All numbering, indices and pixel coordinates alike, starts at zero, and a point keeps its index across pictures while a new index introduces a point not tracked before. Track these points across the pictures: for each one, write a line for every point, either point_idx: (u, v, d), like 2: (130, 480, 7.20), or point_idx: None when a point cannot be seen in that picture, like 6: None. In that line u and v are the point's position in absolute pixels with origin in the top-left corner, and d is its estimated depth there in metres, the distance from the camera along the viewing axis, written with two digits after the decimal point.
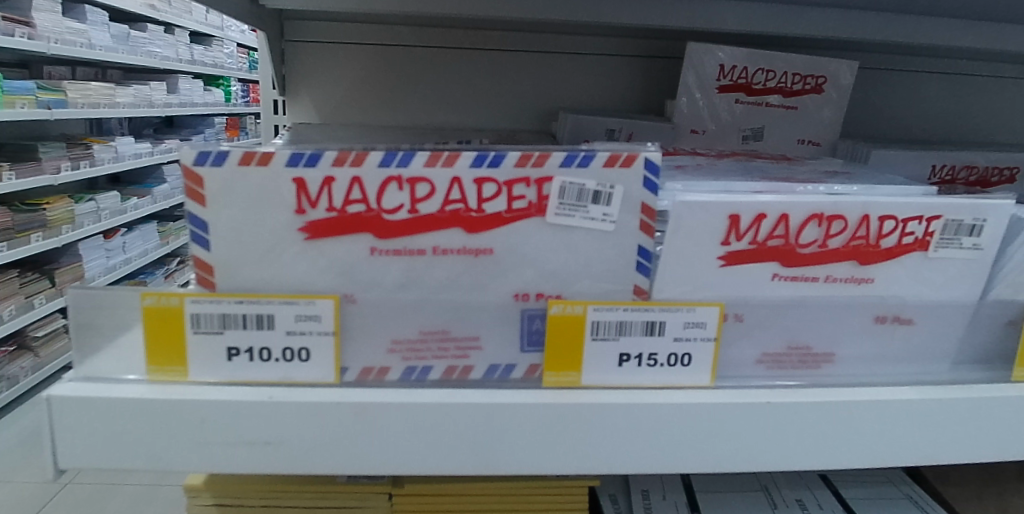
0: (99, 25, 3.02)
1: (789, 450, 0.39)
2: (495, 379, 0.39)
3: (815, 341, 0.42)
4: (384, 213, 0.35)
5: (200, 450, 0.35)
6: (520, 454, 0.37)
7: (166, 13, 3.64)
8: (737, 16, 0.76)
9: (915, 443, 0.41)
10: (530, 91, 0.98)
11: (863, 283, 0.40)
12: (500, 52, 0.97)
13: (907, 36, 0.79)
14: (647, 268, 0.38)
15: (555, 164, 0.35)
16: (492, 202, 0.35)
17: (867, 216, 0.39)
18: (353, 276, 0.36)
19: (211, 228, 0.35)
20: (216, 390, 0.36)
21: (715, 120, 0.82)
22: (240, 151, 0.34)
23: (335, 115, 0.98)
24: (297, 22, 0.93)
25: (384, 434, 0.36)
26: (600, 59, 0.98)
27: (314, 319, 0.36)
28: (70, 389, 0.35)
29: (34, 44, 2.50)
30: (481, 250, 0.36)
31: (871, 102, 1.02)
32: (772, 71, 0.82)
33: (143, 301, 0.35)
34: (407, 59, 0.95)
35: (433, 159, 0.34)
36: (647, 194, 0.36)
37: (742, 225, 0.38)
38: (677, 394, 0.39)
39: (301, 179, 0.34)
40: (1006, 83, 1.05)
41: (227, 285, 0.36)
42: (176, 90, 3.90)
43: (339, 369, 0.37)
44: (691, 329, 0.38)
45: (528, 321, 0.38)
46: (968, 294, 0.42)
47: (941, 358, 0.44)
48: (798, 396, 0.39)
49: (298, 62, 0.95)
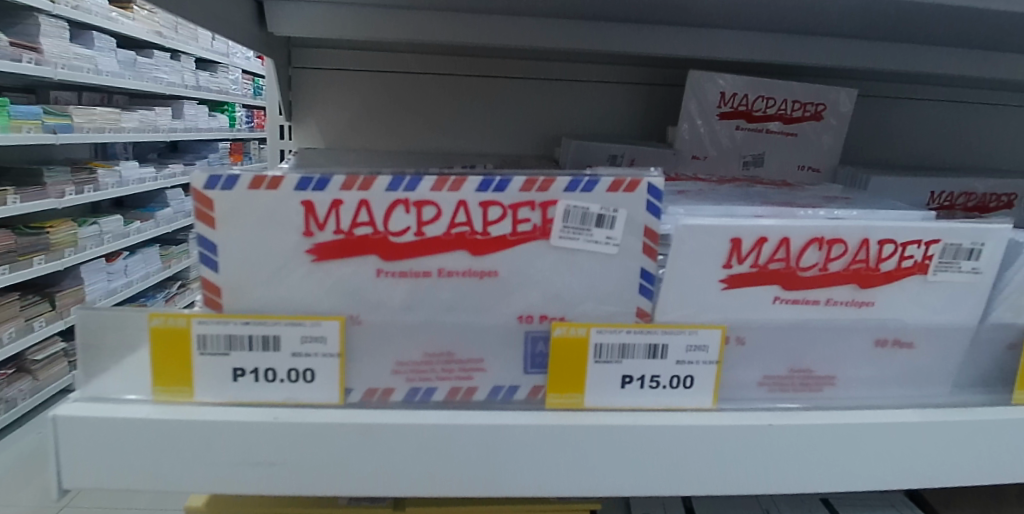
0: (107, 51, 3.08)
1: (792, 474, 0.39)
2: (499, 400, 0.39)
3: (817, 363, 0.42)
4: (390, 235, 0.36)
5: (204, 471, 0.35)
6: (524, 476, 0.37)
7: (173, 40, 3.72)
8: (734, 45, 0.78)
9: (919, 467, 0.41)
10: (532, 117, 1.00)
11: (864, 306, 0.41)
12: (503, 79, 0.98)
13: (902, 65, 0.81)
14: (649, 291, 0.38)
15: (560, 188, 0.35)
16: (498, 225, 0.36)
17: (867, 240, 0.39)
18: (359, 297, 0.37)
19: (219, 250, 0.35)
20: (221, 411, 0.36)
21: (715, 147, 0.83)
22: (250, 175, 0.34)
23: (340, 140, 0.99)
24: (303, 50, 0.95)
25: (387, 455, 0.36)
26: (601, 86, 1.00)
27: (320, 340, 0.36)
28: (75, 409, 0.35)
29: (42, 70, 2.55)
30: (486, 272, 0.37)
31: (867, 128, 1.04)
32: (771, 99, 0.83)
33: (151, 322, 0.35)
34: (412, 86, 0.97)
35: (440, 184, 0.35)
36: (650, 218, 0.37)
37: (744, 248, 0.38)
38: (680, 417, 0.39)
39: (310, 202, 0.35)
40: (1001, 109, 1.06)
41: (234, 305, 0.36)
42: (182, 115, 3.96)
43: (344, 390, 0.37)
44: (694, 351, 0.39)
45: (532, 343, 0.39)
46: (969, 318, 0.42)
47: (943, 382, 0.44)
48: (801, 419, 0.40)
49: (304, 88, 0.97)
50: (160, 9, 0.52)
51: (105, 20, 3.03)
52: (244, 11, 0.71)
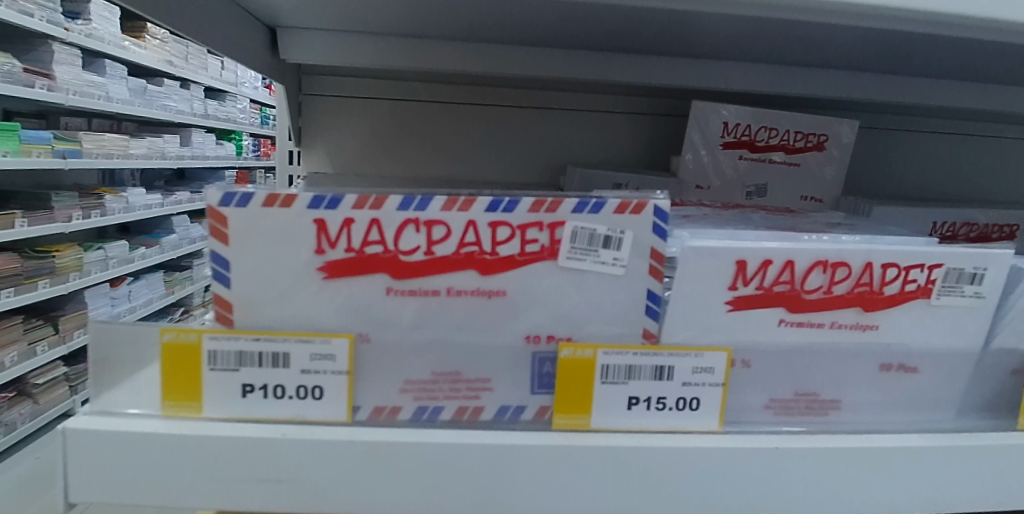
0: (116, 78, 3.15)
1: (799, 497, 0.39)
2: (506, 420, 0.39)
3: (822, 387, 0.42)
4: (400, 254, 0.36)
5: (212, 486, 0.35)
6: (530, 496, 0.37)
7: (183, 68, 3.81)
8: (733, 77, 0.80)
9: (926, 492, 0.40)
10: (536, 146, 1.02)
11: (869, 329, 0.41)
12: (508, 108, 1.01)
13: (901, 96, 0.82)
14: (656, 312, 0.39)
15: (568, 209, 0.36)
16: (506, 245, 0.37)
17: (870, 264, 0.40)
18: (369, 315, 0.37)
19: (231, 266, 0.36)
20: (228, 427, 0.36)
21: (719, 176, 0.85)
22: (264, 193, 0.35)
23: (348, 166, 1.01)
24: (313, 77, 0.98)
25: (394, 473, 0.36)
26: (605, 115, 1.02)
27: (329, 358, 0.36)
28: (85, 422, 0.36)
29: (53, 96, 2.61)
30: (494, 291, 0.37)
31: (867, 159, 1.05)
32: (774, 129, 0.85)
33: (163, 336, 0.36)
34: (420, 113, 1.00)
35: (450, 204, 0.36)
36: (656, 240, 0.37)
37: (749, 270, 0.39)
38: (686, 439, 0.39)
39: (322, 220, 0.35)
40: (998, 142, 1.08)
41: (246, 322, 0.37)
42: (188, 142, 4.04)
43: (351, 408, 0.38)
44: (700, 373, 0.39)
45: (539, 364, 0.39)
46: (972, 343, 0.42)
47: (951, 407, 0.44)
48: (807, 443, 0.39)
49: (313, 114, 0.99)
50: (179, 34, 0.54)
51: (117, 49, 3.10)
52: (258, 39, 0.74)
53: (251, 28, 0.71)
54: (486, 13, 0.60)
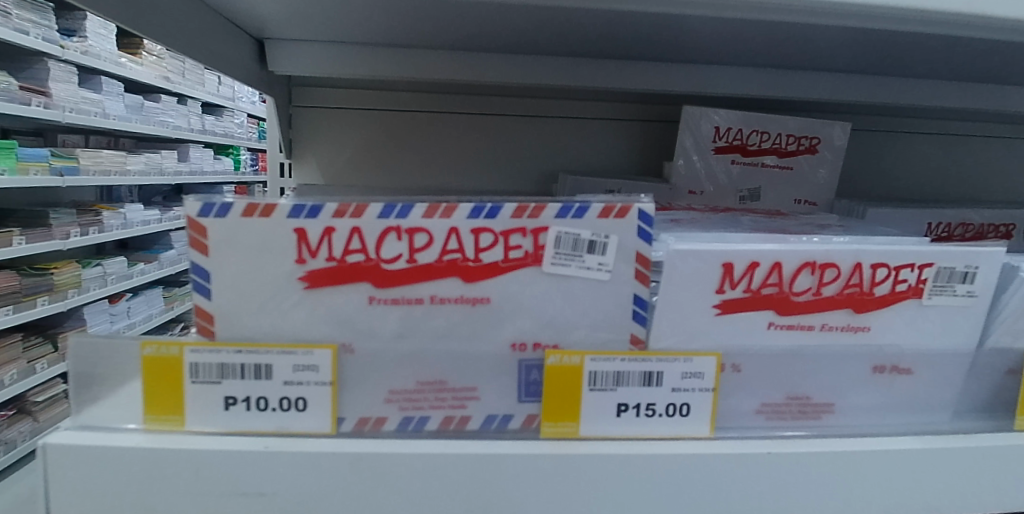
0: (115, 96, 3.18)
1: (790, 502, 0.38)
2: (493, 429, 0.39)
3: (815, 391, 0.41)
4: (383, 262, 0.36)
5: (191, 500, 0.35)
6: (517, 506, 0.37)
7: (181, 85, 3.83)
8: (722, 81, 0.80)
9: (922, 495, 0.40)
10: (529, 154, 1.02)
11: (860, 331, 0.40)
12: (499, 117, 1.01)
13: (892, 97, 0.82)
14: (643, 317, 0.38)
15: (551, 214, 0.36)
16: (490, 251, 0.36)
17: (859, 264, 0.39)
18: (351, 325, 0.37)
19: (211, 278, 0.36)
20: (211, 440, 0.36)
21: (712, 182, 0.85)
22: (244, 203, 0.35)
23: (339, 177, 1.01)
24: (305, 89, 0.98)
25: (378, 484, 0.36)
26: (596, 122, 1.02)
27: (312, 369, 0.36)
28: (65, 437, 0.35)
29: (50, 113, 2.62)
30: (478, 299, 0.37)
31: (860, 162, 1.05)
32: (766, 133, 0.84)
33: (143, 350, 0.35)
34: (412, 123, 1.00)
35: (432, 211, 0.36)
36: (641, 244, 0.37)
37: (736, 273, 0.38)
38: (676, 446, 0.38)
39: (302, 229, 0.35)
40: (989, 142, 1.08)
41: (226, 333, 0.36)
42: (187, 158, 4.05)
43: (336, 419, 0.37)
44: (690, 378, 0.38)
45: (526, 371, 0.38)
46: (966, 343, 0.42)
47: (947, 408, 0.43)
48: (798, 446, 0.39)
49: (305, 126, 0.99)
50: (162, 47, 0.53)
51: (114, 65, 3.13)
52: (246, 50, 0.74)
53: (239, 41, 0.71)
54: (470, 21, 0.60)
